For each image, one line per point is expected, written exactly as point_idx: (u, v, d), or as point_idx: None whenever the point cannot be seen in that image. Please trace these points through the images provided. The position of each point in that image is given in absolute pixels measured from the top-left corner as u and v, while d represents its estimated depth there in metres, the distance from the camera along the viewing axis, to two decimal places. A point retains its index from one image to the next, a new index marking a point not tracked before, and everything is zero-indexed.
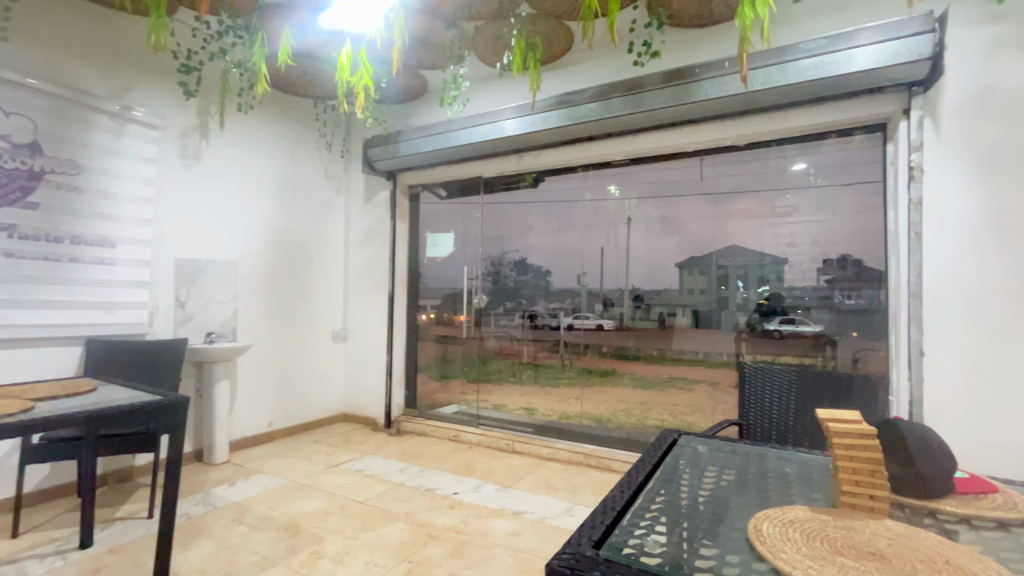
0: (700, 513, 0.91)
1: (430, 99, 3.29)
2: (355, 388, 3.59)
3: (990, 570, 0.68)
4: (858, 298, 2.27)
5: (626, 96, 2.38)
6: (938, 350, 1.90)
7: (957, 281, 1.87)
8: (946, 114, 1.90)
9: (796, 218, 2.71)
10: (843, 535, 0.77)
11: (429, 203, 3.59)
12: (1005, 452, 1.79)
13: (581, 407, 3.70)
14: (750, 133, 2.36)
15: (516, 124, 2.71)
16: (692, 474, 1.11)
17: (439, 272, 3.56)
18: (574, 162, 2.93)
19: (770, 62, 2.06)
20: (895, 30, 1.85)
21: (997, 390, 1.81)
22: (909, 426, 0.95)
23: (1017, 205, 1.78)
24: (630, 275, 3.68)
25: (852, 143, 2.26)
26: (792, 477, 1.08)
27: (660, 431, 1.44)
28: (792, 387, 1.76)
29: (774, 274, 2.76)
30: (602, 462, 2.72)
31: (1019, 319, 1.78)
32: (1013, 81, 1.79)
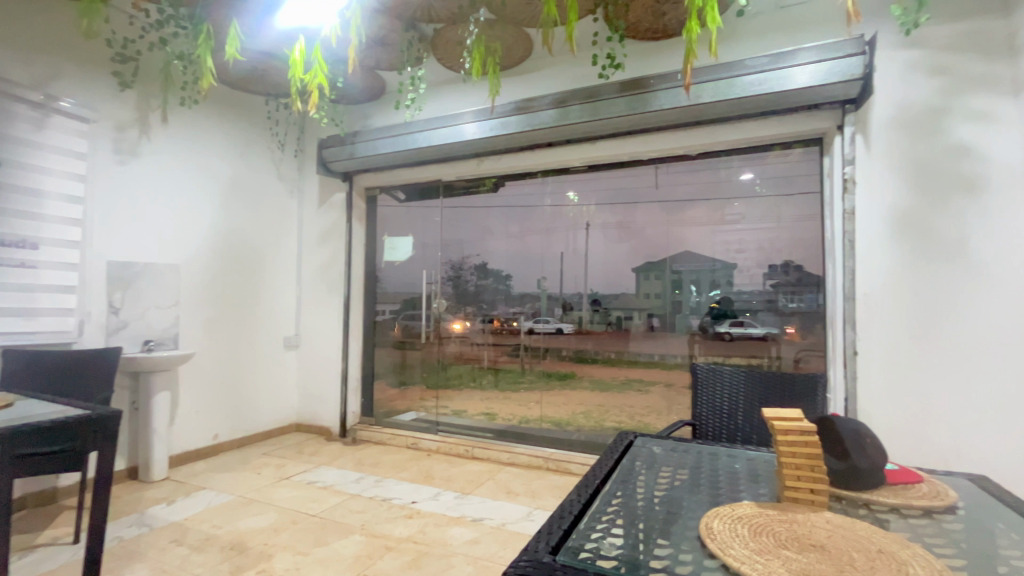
0: (655, 513, 0.93)
1: (388, 100, 3.23)
2: (308, 397, 3.46)
3: (917, 556, 0.72)
4: (799, 302, 2.39)
5: (583, 104, 2.43)
6: (869, 350, 2.04)
7: (885, 285, 2.02)
8: (874, 131, 2.06)
9: (743, 224, 2.88)
10: (787, 529, 0.80)
11: (386, 205, 3.52)
12: (926, 442, 1.94)
13: (541, 412, 3.65)
14: (701, 143, 2.45)
15: (475, 128, 2.71)
16: (648, 475, 1.14)
17: (397, 276, 3.49)
18: (533, 167, 2.95)
19: (719, 75, 2.15)
20: (830, 51, 1.99)
21: (920, 385, 1.96)
22: (846, 422, 1.00)
23: (936, 216, 1.94)
24: (588, 279, 3.72)
25: (793, 156, 2.40)
26: (741, 474, 1.13)
27: (617, 432, 1.47)
28: (741, 387, 1.83)
29: (725, 279, 2.89)
30: (561, 465, 2.74)
31: (938, 321, 1.93)
32: (931, 102, 1.96)
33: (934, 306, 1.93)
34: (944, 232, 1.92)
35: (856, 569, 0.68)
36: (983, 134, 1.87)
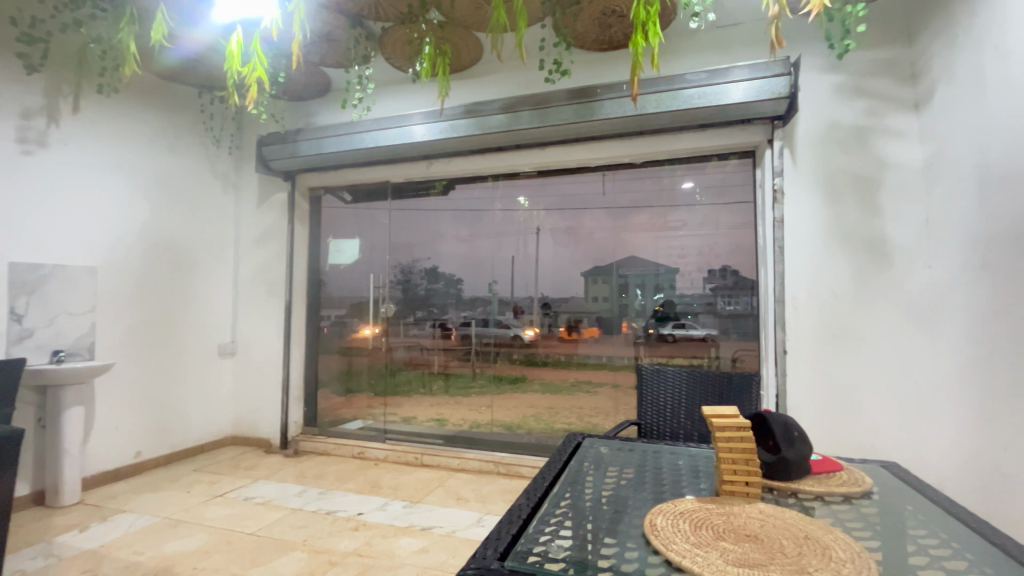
0: (602, 512, 0.94)
1: (334, 98, 3.13)
2: (245, 407, 3.27)
3: (839, 540, 0.78)
4: (736, 305, 2.53)
5: (533, 110, 2.46)
6: (798, 349, 2.19)
7: (810, 289, 2.17)
8: (801, 145, 2.22)
9: (684, 231, 3.03)
10: (725, 521, 0.84)
11: (332, 206, 3.38)
12: (848, 433, 2.11)
13: (490, 415, 3.57)
14: (645, 152, 2.55)
15: (425, 130, 2.67)
16: (595, 475, 1.15)
17: (343, 280, 3.38)
18: (483, 171, 2.95)
19: (663, 87, 2.24)
20: (761, 70, 2.13)
21: (841, 380, 2.12)
22: (779, 417, 1.07)
23: (852, 225, 2.12)
24: (538, 284, 3.71)
25: (730, 166, 2.55)
26: (683, 470, 1.17)
27: (565, 434, 1.48)
28: (683, 389, 1.90)
29: (669, 283, 2.97)
30: (512, 469, 2.75)
31: (854, 323, 2.10)
32: (848, 121, 2.14)
33: (850, 308, 2.11)
34: (859, 240, 2.11)
35: (786, 556, 0.73)
36: (892, 152, 2.07)
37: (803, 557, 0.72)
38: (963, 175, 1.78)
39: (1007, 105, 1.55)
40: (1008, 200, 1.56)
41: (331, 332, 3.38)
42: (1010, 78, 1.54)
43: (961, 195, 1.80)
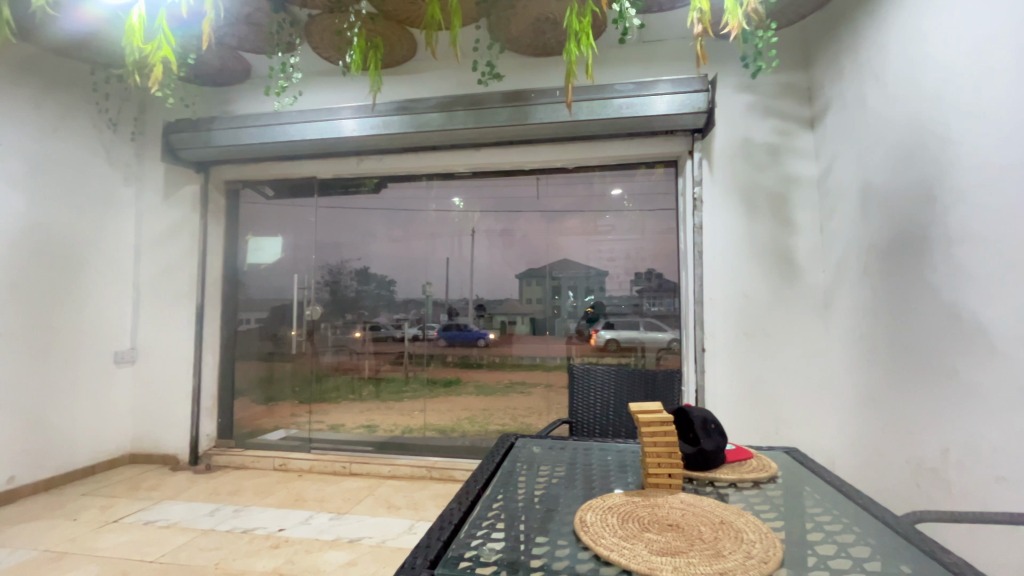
0: (535, 512, 0.95)
1: (254, 86, 2.92)
2: (148, 421, 2.95)
3: (749, 522, 0.84)
4: (660, 306, 2.66)
5: (468, 110, 2.45)
6: (715, 346, 2.35)
7: (724, 291, 2.35)
8: (717, 157, 2.39)
9: (614, 235, 2.93)
10: (650, 513, 0.88)
11: (251, 202, 3.17)
12: (758, 422, 2.29)
13: (424, 420, 3.25)
14: (577, 157, 2.62)
15: (356, 125, 2.58)
16: (527, 475, 1.16)
17: (264, 281, 3.17)
18: (416, 170, 2.89)
19: (593, 96, 2.33)
20: (682, 85, 2.27)
21: (753, 375, 2.30)
22: (698, 411, 1.14)
23: (760, 233, 2.31)
24: (474, 284, 3.25)
25: (655, 175, 2.68)
26: (612, 465, 1.21)
27: (498, 435, 1.49)
28: (612, 386, 1.97)
29: (599, 285, 2.93)
30: (445, 473, 2.71)
31: (762, 321, 2.30)
32: (757, 138, 2.34)
33: (759, 309, 2.30)
34: (766, 246, 2.31)
35: (704, 541, 0.77)
36: (793, 167, 2.29)
37: (718, 540, 0.77)
38: (849, 190, 2.01)
39: (884, 130, 1.78)
40: (885, 212, 1.78)
41: (249, 337, 3.14)
42: (888, 107, 1.76)
43: (848, 207, 2.02)
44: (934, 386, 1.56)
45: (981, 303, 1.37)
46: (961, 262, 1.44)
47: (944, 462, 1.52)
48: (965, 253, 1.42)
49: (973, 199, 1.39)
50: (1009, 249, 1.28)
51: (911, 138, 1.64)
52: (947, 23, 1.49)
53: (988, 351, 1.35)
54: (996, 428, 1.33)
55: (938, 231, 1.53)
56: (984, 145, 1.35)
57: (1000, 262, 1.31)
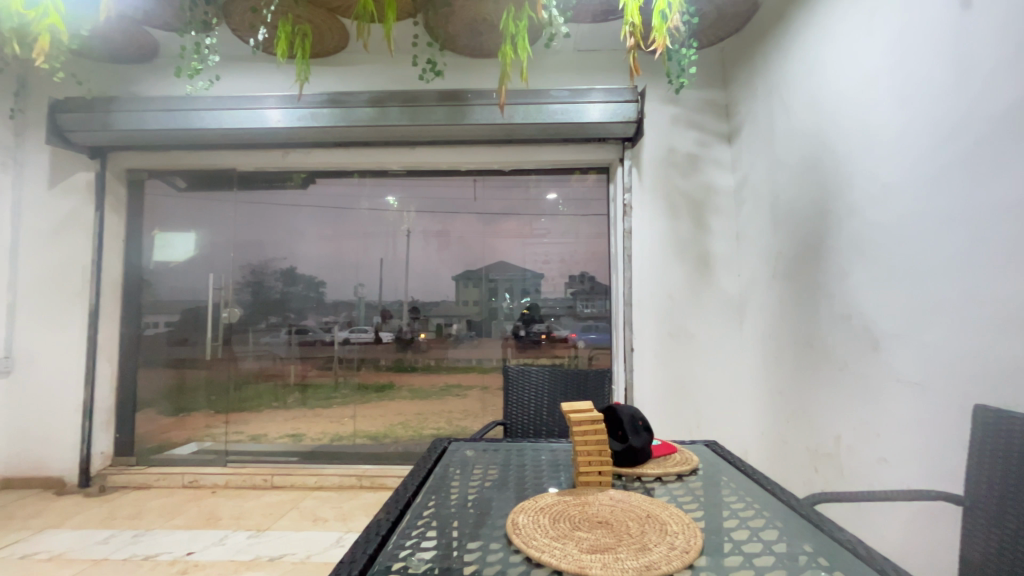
0: (467, 517, 0.93)
1: (162, 66, 2.66)
2: (27, 440, 2.58)
3: (673, 515, 0.88)
4: (592, 308, 2.73)
5: (403, 107, 2.40)
6: (642, 346, 2.45)
7: (649, 293, 2.46)
8: (645, 165, 2.50)
9: (549, 239, 2.83)
10: (580, 511, 0.89)
11: (158, 193, 2.86)
12: (681, 418, 2.42)
13: (353, 428, 2.93)
14: (513, 159, 2.64)
15: (281, 116, 2.43)
16: (460, 479, 1.15)
17: (172, 281, 2.86)
18: (348, 166, 2.77)
19: (530, 100, 2.37)
20: (615, 94, 2.36)
21: (677, 373, 2.43)
22: (627, 409, 1.18)
23: (683, 239, 2.46)
24: (409, 284, 2.93)
25: (588, 181, 2.76)
26: (545, 465, 1.22)
27: (431, 439, 1.45)
28: (546, 386, 1.99)
29: (535, 288, 2.82)
30: (376, 481, 2.63)
31: (683, 322, 2.44)
32: (681, 148, 2.49)
33: (681, 311, 2.44)
34: (688, 253, 2.45)
35: (632, 536, 0.79)
36: (712, 178, 2.46)
37: (644, 534, 0.80)
38: (761, 200, 2.18)
39: (791, 147, 1.95)
40: (792, 221, 1.94)
41: (155, 343, 2.82)
42: (793, 127, 1.93)
43: (761, 215, 2.19)
44: (830, 379, 1.72)
45: (867, 304, 1.54)
46: (852, 266, 1.61)
47: (837, 447, 1.69)
48: (855, 259, 1.59)
49: (863, 211, 1.56)
50: (890, 254, 1.45)
51: (813, 154, 1.81)
52: (842, 55, 1.66)
53: (872, 346, 1.52)
54: (878, 415, 1.50)
55: (835, 239, 1.69)
56: (873, 163, 1.52)
57: (884, 266, 1.47)
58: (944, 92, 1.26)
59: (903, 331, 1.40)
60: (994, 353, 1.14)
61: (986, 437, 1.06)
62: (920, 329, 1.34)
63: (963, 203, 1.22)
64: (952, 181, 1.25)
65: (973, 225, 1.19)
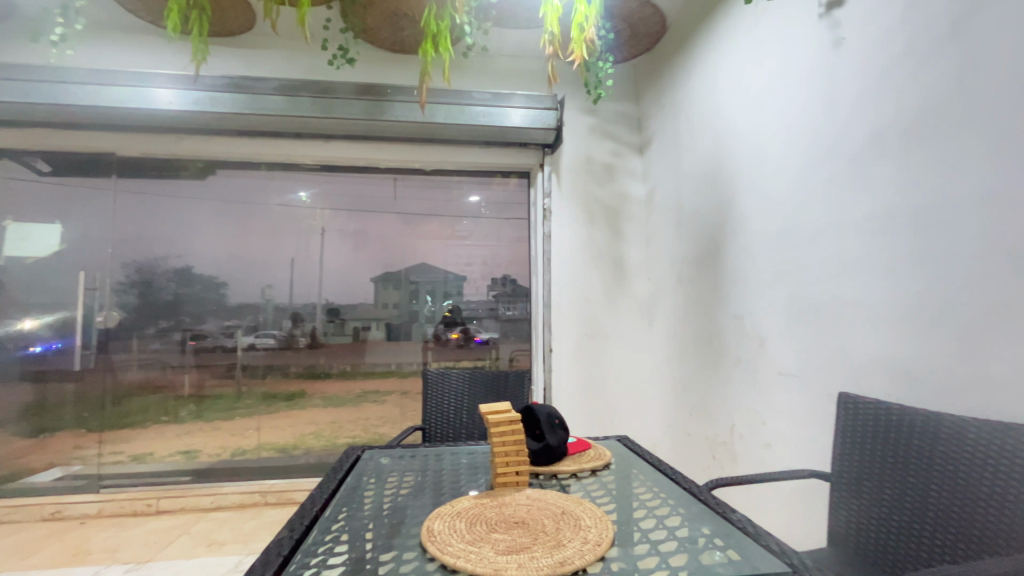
0: (380, 528, 0.89)
1: (19, 29, 2.27)
2: None
3: (587, 509, 0.91)
4: (514, 310, 2.77)
5: (316, 97, 2.29)
6: (561, 346, 2.52)
7: (567, 295, 2.54)
8: (564, 171, 2.58)
9: (471, 241, 2.77)
10: (497, 513, 0.89)
11: (13, 176, 2.45)
12: (596, 415, 2.52)
13: (258, 440, 2.63)
14: (434, 158, 2.60)
15: (173, 96, 2.21)
16: (374, 488, 1.09)
17: (31, 279, 2.45)
18: (254, 158, 2.55)
19: (451, 100, 2.37)
20: (535, 100, 2.43)
21: (593, 372, 2.53)
22: (544, 409, 1.21)
23: (599, 243, 2.57)
24: (323, 287, 2.69)
25: (509, 185, 2.79)
26: (463, 469, 1.21)
27: (343, 449, 1.37)
28: (466, 389, 1.97)
29: (457, 290, 2.75)
30: (283, 496, 2.46)
31: (598, 323, 2.54)
32: (597, 157, 2.60)
33: (596, 312, 2.55)
34: (603, 257, 2.57)
35: (547, 534, 0.80)
36: (625, 187, 2.61)
37: (559, 531, 0.81)
38: (668, 209, 2.35)
39: (694, 160, 2.11)
40: (695, 228, 2.10)
41: (36, 353, 2.44)
42: (696, 142, 2.09)
43: (668, 222, 2.35)
44: (727, 372, 1.88)
45: (757, 305, 1.70)
46: (746, 271, 1.76)
47: (732, 436, 1.85)
48: (747, 264, 1.76)
49: (755, 220, 1.72)
50: (778, 260, 1.60)
51: (713, 166, 1.97)
52: (737, 79, 1.83)
53: (760, 343, 1.69)
54: (764, 404, 1.67)
55: (732, 246, 1.85)
56: (764, 177, 1.68)
57: (771, 271, 1.63)
58: (821, 115, 1.43)
59: (787, 329, 1.56)
60: (856, 348, 1.31)
61: (847, 422, 1.21)
62: (798, 326, 1.51)
63: (835, 216, 1.39)
64: (826, 195, 1.41)
65: (844, 235, 1.35)
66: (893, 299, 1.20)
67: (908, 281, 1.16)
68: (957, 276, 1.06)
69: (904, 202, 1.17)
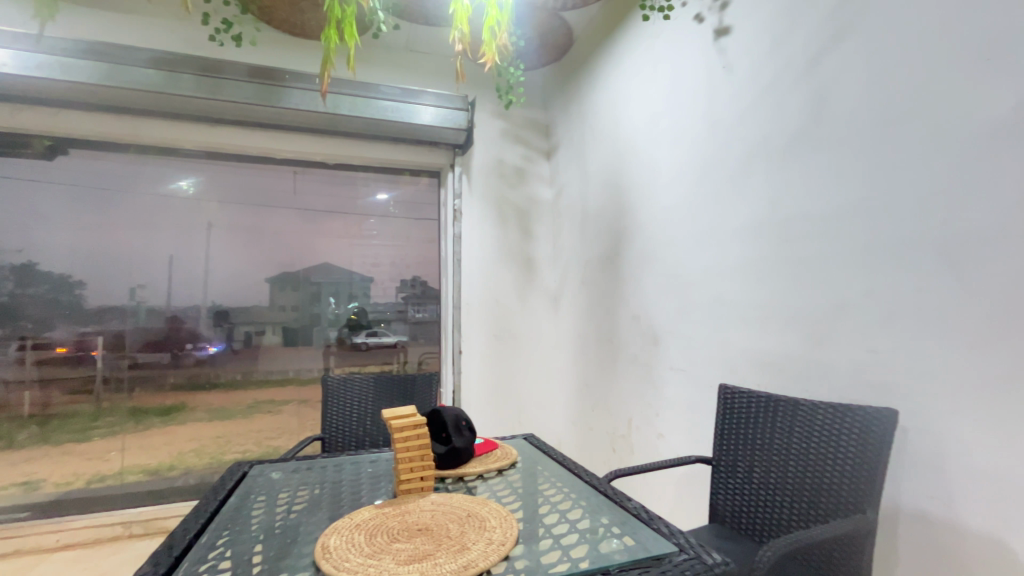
0: (268, 550, 0.81)
1: None
2: None
3: (492, 510, 0.90)
4: (424, 312, 2.73)
5: (200, 76, 2.07)
6: (470, 348, 2.52)
7: (477, 297, 2.54)
8: (475, 173, 2.58)
9: (379, 241, 2.65)
10: (399, 522, 0.85)
11: None
12: (505, 415, 2.55)
13: (121, 464, 2.26)
14: (338, 152, 2.46)
15: (10, 58, 1.86)
16: (263, 506, 0.99)
17: None
18: (121, 138, 2.23)
19: (357, 92, 2.27)
20: (446, 100, 2.41)
21: (502, 373, 2.56)
22: (451, 411, 1.19)
23: (509, 246, 2.61)
24: (208, 287, 2.39)
25: (419, 184, 2.73)
26: (365, 479, 1.14)
27: (227, 466, 1.23)
28: (371, 395, 1.88)
29: (363, 292, 2.62)
30: (152, 525, 2.18)
31: (507, 324, 2.58)
32: (508, 161, 2.64)
33: (505, 313, 2.58)
34: (514, 259, 2.61)
35: (451, 538, 0.79)
36: (535, 191, 2.68)
37: (464, 534, 0.80)
38: (573, 213, 2.45)
39: (597, 167, 2.23)
40: (598, 233, 2.21)
41: (212, 353, 2.39)
42: (599, 151, 2.21)
43: (573, 226, 2.45)
44: (625, 369, 2.00)
45: (652, 305, 1.84)
46: (643, 274, 1.89)
47: (629, 429, 1.97)
48: (643, 267, 1.89)
49: (650, 226, 1.85)
50: (670, 264, 1.74)
51: (614, 175, 2.09)
52: (636, 94, 1.96)
53: (654, 341, 1.82)
54: (658, 398, 1.80)
55: (629, 250, 1.98)
56: (657, 187, 1.82)
57: (664, 273, 1.77)
58: (705, 132, 1.59)
59: (676, 327, 1.71)
60: (734, 344, 1.46)
61: (724, 412, 1.33)
62: (687, 324, 1.66)
63: (717, 225, 1.54)
64: (710, 205, 1.57)
65: (725, 242, 1.50)
66: (763, 300, 1.37)
67: (774, 284, 1.33)
68: (811, 279, 1.23)
69: (772, 213, 1.34)
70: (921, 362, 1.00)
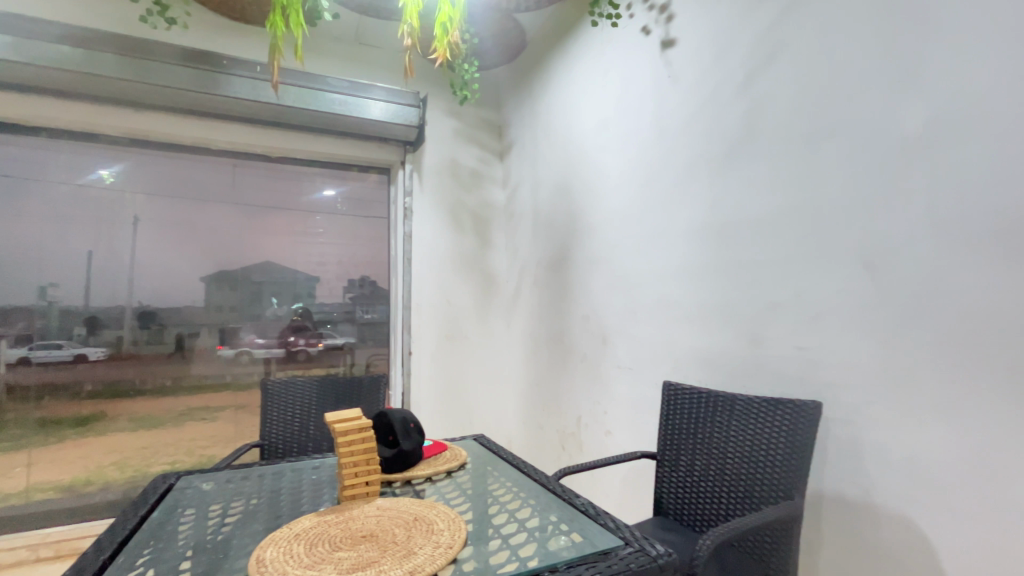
0: (197, 566, 0.75)
1: None
2: None
3: (440, 513, 0.89)
4: (372, 313, 2.66)
5: (126, 57, 1.91)
6: (421, 349, 2.47)
7: (428, 297, 2.50)
8: (427, 171, 2.55)
9: (325, 239, 2.55)
10: (342, 529, 0.82)
11: None
12: (456, 416, 2.52)
13: (26, 482, 2.03)
14: (281, 144, 2.35)
15: None
16: (192, 520, 0.92)
17: None
18: (29, 120, 2.01)
19: (303, 83, 2.18)
20: (396, 95, 2.35)
21: (453, 374, 2.53)
22: (399, 413, 1.16)
23: (461, 246, 2.59)
24: (132, 286, 2.20)
25: (368, 181, 2.66)
26: (307, 487, 1.09)
27: (151, 478, 1.14)
28: (315, 400, 1.80)
29: (307, 291, 2.51)
30: (64, 547, 1.99)
31: (459, 325, 2.56)
32: (460, 160, 2.61)
33: (457, 314, 2.56)
34: (465, 259, 2.59)
35: (397, 544, 0.77)
36: (487, 192, 2.67)
37: (410, 539, 0.78)
38: (525, 215, 2.46)
39: (548, 170, 2.25)
40: (549, 234, 2.24)
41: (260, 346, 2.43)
42: (551, 154, 2.24)
43: (525, 227, 2.47)
44: (574, 368, 2.03)
45: (601, 305, 1.88)
46: (592, 275, 1.93)
47: (578, 427, 2.01)
48: (593, 268, 1.93)
49: (600, 229, 1.90)
50: (618, 265, 1.79)
51: (565, 178, 2.12)
52: (587, 100, 2.00)
53: (602, 340, 1.87)
54: (606, 397, 1.84)
55: (579, 252, 2.01)
56: (606, 191, 1.86)
57: (613, 274, 1.81)
58: (652, 138, 1.64)
59: (623, 327, 1.76)
60: (678, 344, 1.52)
61: (668, 409, 1.38)
62: (634, 324, 1.71)
63: (663, 228, 1.59)
64: (656, 209, 1.62)
65: (670, 245, 1.56)
66: (704, 301, 1.43)
67: (714, 285, 1.40)
68: (748, 281, 1.30)
69: (713, 218, 1.41)
70: (845, 357, 1.08)
